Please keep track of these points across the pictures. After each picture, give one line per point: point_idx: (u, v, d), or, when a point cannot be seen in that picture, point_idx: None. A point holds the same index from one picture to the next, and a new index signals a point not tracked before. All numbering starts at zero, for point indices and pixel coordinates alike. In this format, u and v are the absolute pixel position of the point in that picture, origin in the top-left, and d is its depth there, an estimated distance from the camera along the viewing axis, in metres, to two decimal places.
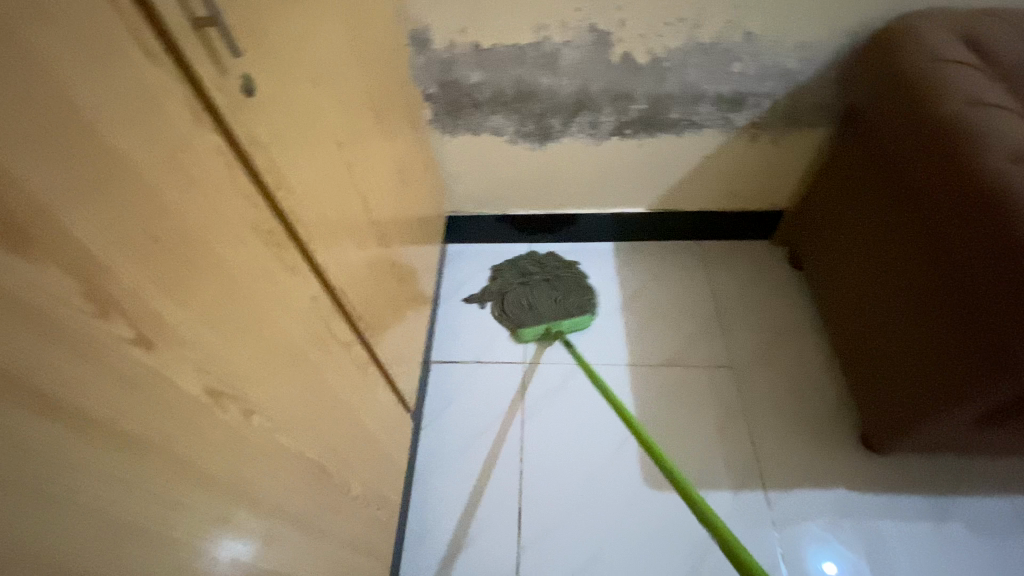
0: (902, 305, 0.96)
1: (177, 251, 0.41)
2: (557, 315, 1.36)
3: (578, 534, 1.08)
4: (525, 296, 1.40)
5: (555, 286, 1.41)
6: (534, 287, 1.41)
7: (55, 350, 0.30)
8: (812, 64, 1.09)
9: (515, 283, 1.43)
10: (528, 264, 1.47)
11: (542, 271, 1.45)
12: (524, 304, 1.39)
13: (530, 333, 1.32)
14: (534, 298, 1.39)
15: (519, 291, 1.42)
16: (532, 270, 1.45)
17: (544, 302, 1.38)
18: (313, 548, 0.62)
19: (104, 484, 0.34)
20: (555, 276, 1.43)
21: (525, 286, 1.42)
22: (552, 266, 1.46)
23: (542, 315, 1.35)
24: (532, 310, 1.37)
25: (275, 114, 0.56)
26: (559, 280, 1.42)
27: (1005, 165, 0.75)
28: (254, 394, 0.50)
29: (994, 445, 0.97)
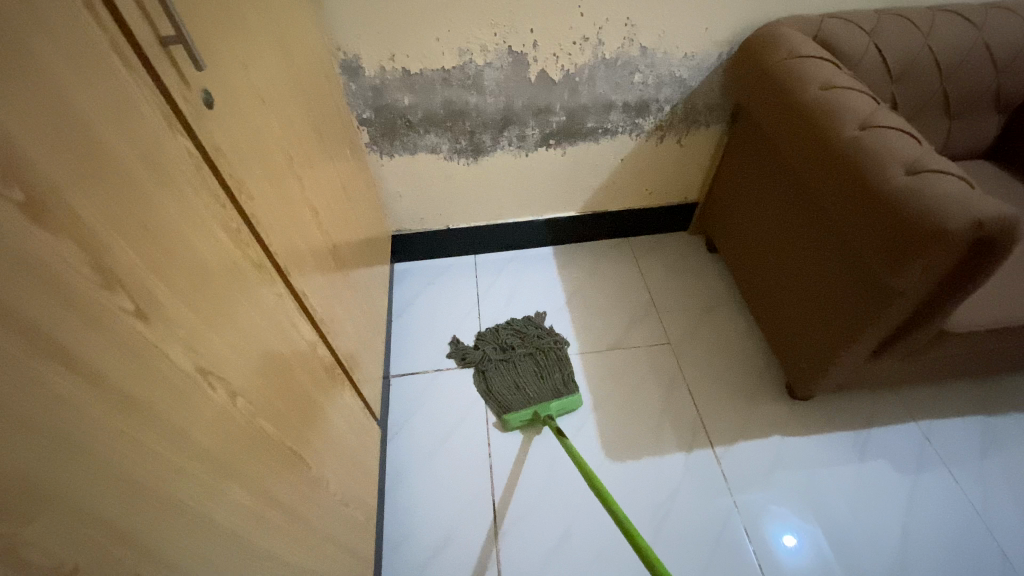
0: (801, 261, 1.11)
1: (159, 240, 0.45)
2: (543, 396, 1.27)
3: (550, 516, 1.14)
4: (509, 373, 1.32)
5: (540, 361, 1.33)
6: (518, 363, 1.33)
7: (71, 311, 0.34)
8: (699, 71, 1.27)
9: (496, 359, 1.35)
10: (509, 336, 1.40)
11: (524, 343, 1.38)
12: (507, 383, 1.30)
13: (516, 419, 1.24)
14: (518, 375, 1.31)
15: (501, 367, 1.33)
16: (513, 343, 1.38)
17: (529, 380, 1.30)
18: (303, 537, 0.65)
19: (122, 444, 0.37)
20: (539, 349, 1.36)
21: (507, 363, 1.34)
22: (534, 338, 1.40)
23: (528, 396, 1.27)
24: (517, 391, 1.28)
25: (232, 126, 0.62)
26: (544, 355, 1.35)
27: (854, 131, 0.91)
28: (237, 378, 0.54)
29: (891, 374, 1.13)
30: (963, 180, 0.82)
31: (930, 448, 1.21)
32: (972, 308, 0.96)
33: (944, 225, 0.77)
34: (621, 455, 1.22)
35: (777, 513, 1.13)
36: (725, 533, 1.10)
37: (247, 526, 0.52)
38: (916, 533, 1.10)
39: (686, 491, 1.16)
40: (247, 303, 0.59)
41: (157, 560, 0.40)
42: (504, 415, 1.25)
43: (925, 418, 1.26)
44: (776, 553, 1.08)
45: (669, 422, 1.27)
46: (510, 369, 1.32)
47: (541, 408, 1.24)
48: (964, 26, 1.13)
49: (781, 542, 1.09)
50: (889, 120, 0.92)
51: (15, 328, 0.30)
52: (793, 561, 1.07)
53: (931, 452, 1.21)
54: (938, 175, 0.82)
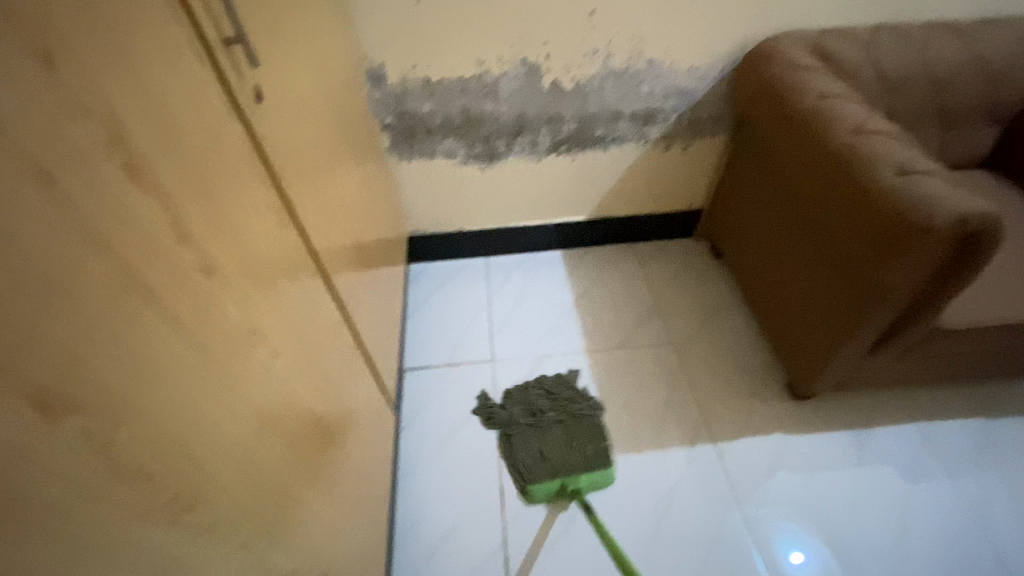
0: (799, 261, 1.15)
1: (218, 208, 0.51)
2: (572, 467, 1.21)
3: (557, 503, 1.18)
4: (537, 441, 1.26)
5: (570, 431, 1.27)
6: (547, 432, 1.27)
7: (156, 257, 0.40)
8: (703, 82, 1.33)
9: (524, 424, 1.29)
10: (538, 396, 1.34)
11: (555, 408, 1.32)
12: (535, 452, 1.24)
13: (541, 491, 1.18)
14: (547, 446, 1.25)
15: (530, 433, 1.27)
16: (544, 407, 1.32)
17: (558, 451, 1.23)
18: (328, 497, 0.70)
19: (191, 377, 0.43)
20: (571, 417, 1.30)
21: (536, 429, 1.28)
22: (566, 401, 1.33)
23: (556, 465, 1.21)
24: (545, 460, 1.22)
25: (277, 119, 0.69)
26: (575, 423, 1.29)
27: (848, 136, 0.96)
28: (278, 339, 0.60)
29: (888, 373, 1.16)
30: (948, 181, 0.87)
31: (927, 449, 1.24)
32: (962, 306, 1.00)
33: (931, 221, 0.82)
34: (624, 448, 1.26)
35: (782, 528, 1.13)
36: (726, 526, 1.14)
37: (284, 473, 0.58)
38: (912, 532, 1.12)
39: (687, 484, 1.20)
40: (286, 275, 0.65)
41: (214, 485, 0.45)
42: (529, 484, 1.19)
43: (925, 420, 1.29)
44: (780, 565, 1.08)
45: (672, 419, 1.30)
46: (539, 436, 1.27)
47: (569, 482, 1.18)
48: (955, 42, 1.19)
49: (785, 553, 1.10)
50: (881, 127, 0.97)
51: (119, 263, 0.36)
52: None
53: (929, 453, 1.23)
54: (925, 177, 0.87)
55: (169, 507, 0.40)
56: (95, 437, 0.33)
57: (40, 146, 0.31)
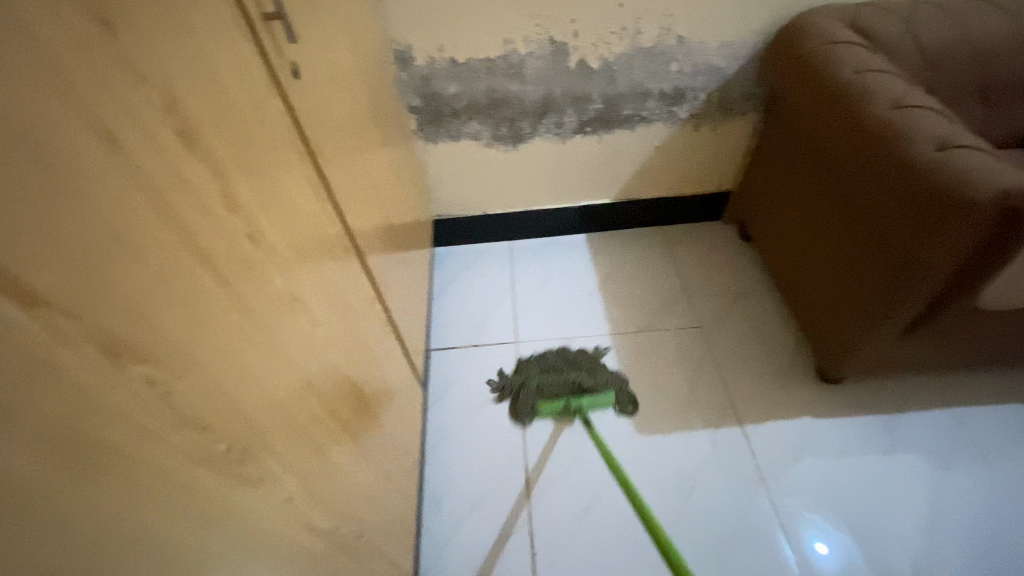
0: (832, 241, 1.13)
1: (262, 179, 0.53)
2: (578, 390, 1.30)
3: (581, 481, 1.19)
4: (548, 375, 1.34)
5: (579, 366, 1.35)
6: (559, 372, 1.34)
7: (207, 220, 0.42)
8: (735, 60, 1.30)
9: (540, 374, 1.34)
10: (556, 358, 1.38)
11: (571, 362, 1.37)
12: (544, 380, 1.33)
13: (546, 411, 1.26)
14: (556, 375, 1.33)
15: (540, 370, 1.36)
16: (560, 360, 1.37)
17: (564, 382, 1.32)
18: (364, 464, 0.72)
19: (239, 338, 0.45)
20: (580, 357, 1.37)
21: (550, 374, 1.34)
22: (581, 356, 1.38)
23: (561, 389, 1.30)
24: (551, 388, 1.31)
25: (313, 97, 0.70)
26: (585, 361, 1.36)
27: (887, 110, 0.93)
28: (317, 309, 0.62)
29: (923, 357, 1.14)
30: (993, 155, 0.84)
31: (962, 435, 1.21)
32: (1007, 286, 0.96)
33: (974, 195, 0.79)
34: (648, 428, 1.27)
35: (809, 514, 1.12)
36: (751, 508, 1.13)
37: (324, 437, 0.60)
38: (943, 519, 1.10)
39: (712, 466, 1.20)
40: (324, 248, 0.67)
41: (263, 440, 0.47)
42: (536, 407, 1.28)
43: (961, 406, 1.26)
44: (805, 546, 1.08)
45: (698, 400, 1.30)
46: (548, 371, 1.35)
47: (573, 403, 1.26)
48: (1000, 14, 1.14)
49: (812, 535, 1.09)
50: (922, 100, 0.94)
51: (175, 224, 0.38)
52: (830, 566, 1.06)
53: (964, 440, 1.21)
54: (967, 151, 0.84)
55: (225, 458, 0.41)
56: (159, 385, 0.35)
57: (105, 108, 0.32)
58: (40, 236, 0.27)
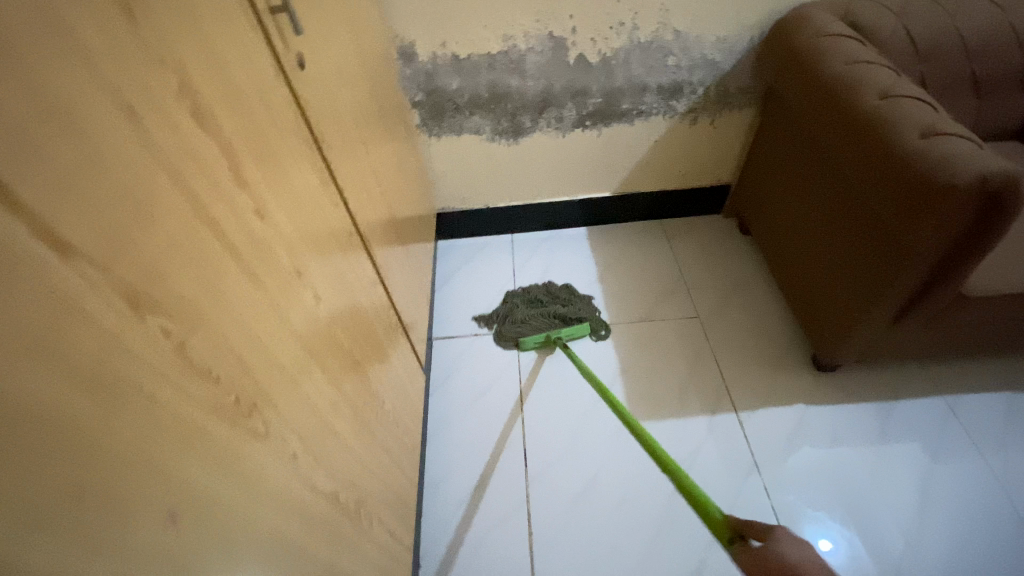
0: (825, 230, 1.15)
1: (267, 160, 0.57)
2: (557, 324, 1.45)
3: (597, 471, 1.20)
4: (530, 310, 1.49)
5: (558, 301, 1.51)
6: (540, 306, 1.50)
7: (216, 195, 0.46)
8: (731, 54, 1.33)
9: (523, 306, 1.51)
10: (537, 289, 1.55)
11: (550, 295, 1.53)
12: (527, 315, 1.48)
13: (527, 341, 1.42)
14: (537, 311, 1.49)
15: (524, 305, 1.51)
16: (541, 293, 1.53)
17: (545, 316, 1.47)
18: (365, 437, 0.76)
19: (245, 305, 0.48)
20: (561, 294, 1.52)
21: (532, 306, 1.50)
22: (560, 291, 1.53)
23: (543, 324, 1.45)
24: (533, 320, 1.46)
25: (317, 87, 0.74)
26: (563, 297, 1.52)
27: (875, 100, 0.95)
28: (320, 286, 0.66)
29: (916, 344, 1.15)
30: (975, 142, 0.86)
31: (955, 422, 1.23)
32: (984, 272, 1.00)
33: (955, 180, 0.81)
34: (644, 413, 1.29)
35: (801, 496, 1.14)
36: (745, 491, 1.15)
37: (326, 405, 0.64)
38: (936, 504, 1.11)
39: (707, 450, 1.22)
40: (326, 230, 0.71)
41: (268, 400, 0.51)
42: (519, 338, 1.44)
43: (954, 393, 1.27)
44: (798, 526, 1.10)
45: (694, 387, 1.33)
46: (531, 306, 1.51)
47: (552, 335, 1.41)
48: (991, 7, 1.16)
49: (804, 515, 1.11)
50: (909, 90, 0.96)
51: (187, 195, 0.42)
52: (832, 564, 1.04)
53: (957, 427, 1.22)
54: (949, 137, 0.86)
55: (232, 410, 0.45)
56: (173, 337, 0.38)
57: (125, 86, 0.36)
58: (71, 195, 0.31)
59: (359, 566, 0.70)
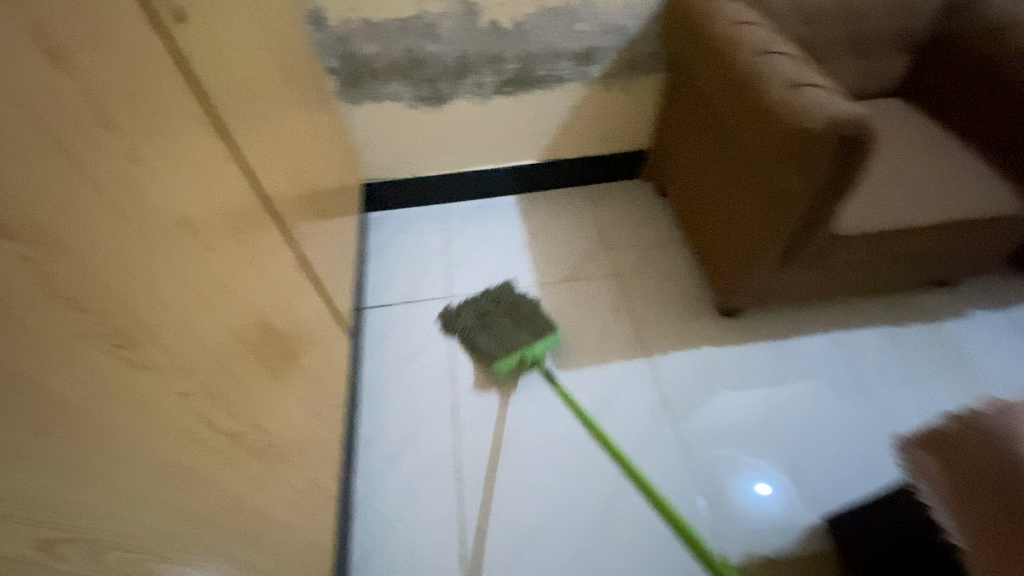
0: (721, 183, 1.24)
1: (140, 110, 0.57)
2: (527, 341, 1.32)
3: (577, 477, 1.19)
4: (490, 333, 1.34)
5: (513, 314, 1.36)
6: (497, 324, 1.35)
7: (79, 137, 0.47)
8: (637, 20, 1.39)
9: (478, 326, 1.36)
10: (485, 302, 1.41)
11: (499, 305, 1.39)
12: (491, 343, 1.32)
13: (506, 366, 1.27)
14: (498, 333, 1.33)
15: (482, 327, 1.36)
16: (489, 307, 1.39)
17: (510, 331, 1.33)
18: (274, 387, 0.78)
19: (117, 246, 0.50)
20: (513, 305, 1.38)
21: (488, 327, 1.35)
22: (509, 299, 1.40)
23: (513, 347, 1.31)
24: (500, 341, 1.31)
25: (200, 41, 0.74)
26: (518, 307, 1.38)
27: (751, 57, 1.04)
28: (208, 237, 0.67)
29: (802, 286, 1.28)
30: (833, 92, 0.95)
31: (840, 355, 1.37)
32: (847, 216, 1.13)
33: (813, 127, 0.90)
34: (567, 363, 1.37)
35: (704, 430, 1.25)
36: (654, 427, 1.26)
37: (223, 351, 0.66)
38: (820, 427, 1.25)
39: (623, 393, 1.31)
40: (215, 186, 0.72)
41: (151, 336, 0.53)
42: (493, 364, 1.28)
43: (839, 330, 1.42)
44: (705, 453, 1.22)
45: (612, 338, 1.41)
46: (490, 326, 1.35)
47: (528, 352, 1.30)
48: None
49: (707, 445, 1.23)
50: (781, 47, 1.05)
51: (46, 132, 0.43)
52: (725, 480, 1.19)
53: (842, 358, 1.37)
54: (811, 89, 0.95)
55: (106, 341, 0.47)
56: (33, 264, 0.40)
57: None
58: None
59: (274, 505, 0.74)
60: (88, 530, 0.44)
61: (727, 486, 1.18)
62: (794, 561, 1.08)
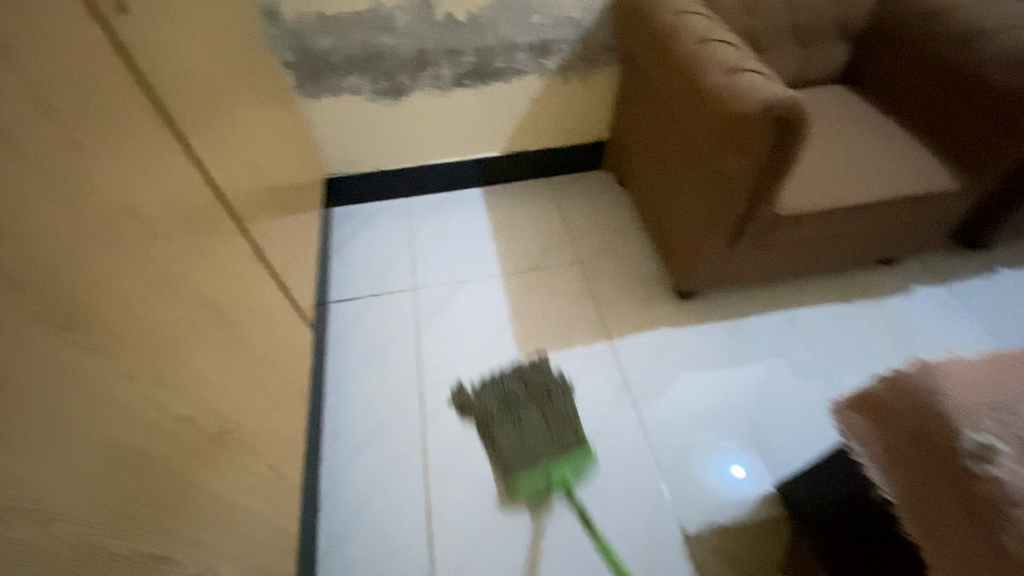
0: (673, 169, 1.28)
1: (82, 96, 0.58)
2: (554, 452, 1.15)
3: None
4: (514, 428, 1.18)
5: (545, 411, 1.20)
6: (524, 417, 1.19)
7: (19, 118, 0.47)
8: (590, 12, 1.42)
9: (502, 416, 1.21)
10: (513, 383, 1.26)
11: (528, 393, 1.24)
12: (513, 441, 1.16)
13: (524, 484, 1.12)
14: (524, 429, 1.17)
15: (505, 424, 1.19)
16: (518, 393, 1.24)
17: (538, 440, 1.15)
18: (230, 375, 0.79)
19: (59, 227, 0.50)
20: (546, 399, 1.23)
21: (513, 418, 1.20)
22: (541, 390, 1.25)
23: (536, 453, 1.14)
24: (524, 449, 1.14)
25: (146, 31, 0.74)
26: (550, 403, 1.22)
27: (694, 45, 1.08)
28: (156, 225, 0.67)
29: (752, 267, 1.33)
30: (769, 77, 1.00)
31: (792, 333, 1.43)
32: (789, 196, 1.18)
33: (750, 110, 0.95)
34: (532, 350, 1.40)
35: (664, 409, 1.30)
36: (615, 408, 1.30)
37: (175, 337, 0.66)
38: (772, 401, 1.31)
39: (585, 376, 1.35)
40: (163, 176, 0.72)
41: (96, 318, 0.54)
42: (511, 477, 1.13)
43: (791, 309, 1.48)
44: (665, 430, 1.27)
45: (575, 325, 1.45)
46: (515, 425, 1.18)
47: (555, 475, 1.13)
48: None
49: (666, 423, 1.28)
50: (723, 36, 1.09)
51: None
52: (683, 455, 1.23)
53: (794, 335, 1.43)
54: (749, 74, 1.00)
55: (49, 319, 0.47)
56: None
57: None
58: None
59: (233, 491, 0.75)
60: (37, 506, 0.45)
61: (683, 461, 1.22)
62: (749, 528, 1.13)
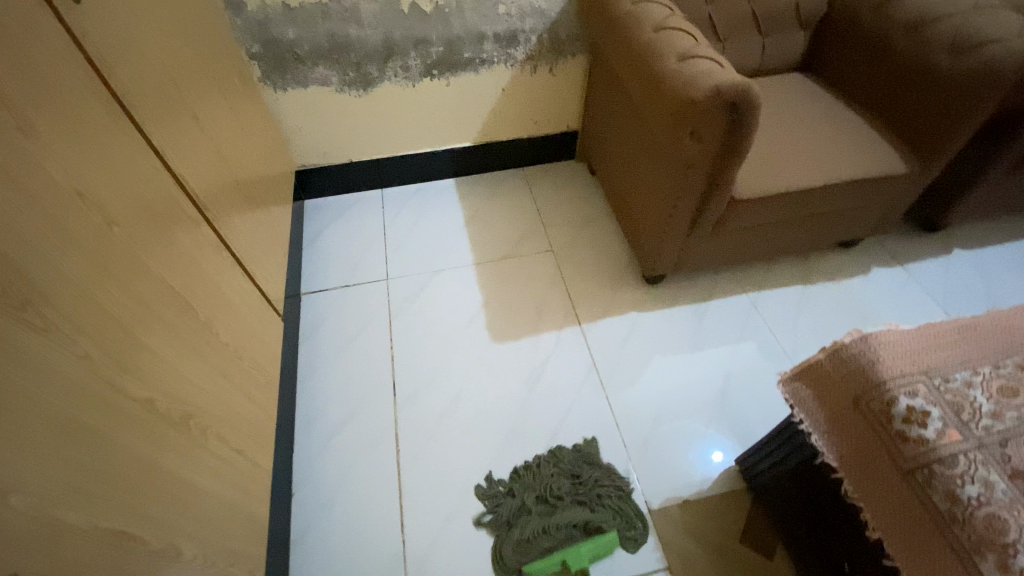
0: (636, 156, 1.31)
1: (35, 84, 0.58)
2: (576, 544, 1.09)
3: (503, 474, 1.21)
4: (539, 516, 1.12)
5: (577, 501, 1.14)
6: (552, 505, 1.14)
7: None
8: (556, 3, 1.44)
9: (530, 501, 1.15)
10: (551, 470, 1.19)
11: (564, 481, 1.18)
12: (536, 528, 1.11)
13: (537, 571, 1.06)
14: (549, 518, 1.12)
15: (532, 507, 1.14)
16: (553, 479, 1.18)
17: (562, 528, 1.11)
18: (193, 360, 0.80)
19: (9, 209, 0.51)
20: (583, 491, 1.16)
21: (541, 503, 1.14)
22: (580, 481, 1.18)
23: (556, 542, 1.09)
24: (544, 534, 1.10)
25: (103, 20, 0.74)
26: (584, 494, 1.16)
27: (650, 33, 1.11)
28: (115, 211, 0.68)
29: (714, 251, 1.37)
30: (720, 63, 1.03)
31: (755, 315, 1.48)
32: (746, 181, 1.22)
33: (700, 94, 0.98)
34: (504, 337, 1.43)
35: (632, 391, 1.33)
36: (584, 391, 1.33)
37: (134, 322, 0.67)
38: (735, 381, 1.36)
39: (555, 362, 1.38)
40: (123, 164, 0.73)
41: (50, 299, 0.55)
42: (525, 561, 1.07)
43: (755, 292, 1.52)
44: (632, 412, 1.30)
45: (547, 312, 1.47)
46: (543, 508, 1.14)
47: (568, 556, 1.07)
48: None
49: (634, 405, 1.31)
50: (678, 23, 1.12)
51: None
52: (650, 435, 1.27)
53: (758, 317, 1.47)
54: (702, 60, 1.03)
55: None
56: None
57: None
58: None
59: (196, 471, 0.76)
60: None
61: (650, 440, 1.26)
62: (712, 501, 1.17)
